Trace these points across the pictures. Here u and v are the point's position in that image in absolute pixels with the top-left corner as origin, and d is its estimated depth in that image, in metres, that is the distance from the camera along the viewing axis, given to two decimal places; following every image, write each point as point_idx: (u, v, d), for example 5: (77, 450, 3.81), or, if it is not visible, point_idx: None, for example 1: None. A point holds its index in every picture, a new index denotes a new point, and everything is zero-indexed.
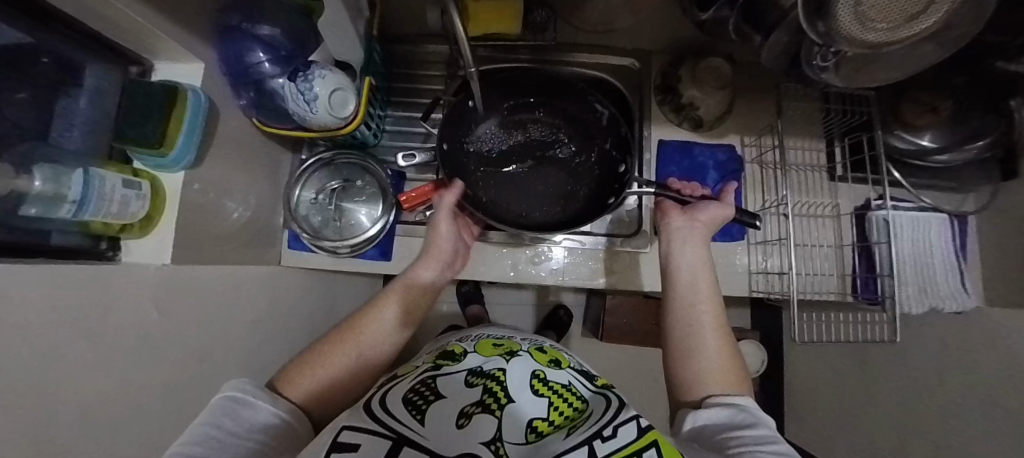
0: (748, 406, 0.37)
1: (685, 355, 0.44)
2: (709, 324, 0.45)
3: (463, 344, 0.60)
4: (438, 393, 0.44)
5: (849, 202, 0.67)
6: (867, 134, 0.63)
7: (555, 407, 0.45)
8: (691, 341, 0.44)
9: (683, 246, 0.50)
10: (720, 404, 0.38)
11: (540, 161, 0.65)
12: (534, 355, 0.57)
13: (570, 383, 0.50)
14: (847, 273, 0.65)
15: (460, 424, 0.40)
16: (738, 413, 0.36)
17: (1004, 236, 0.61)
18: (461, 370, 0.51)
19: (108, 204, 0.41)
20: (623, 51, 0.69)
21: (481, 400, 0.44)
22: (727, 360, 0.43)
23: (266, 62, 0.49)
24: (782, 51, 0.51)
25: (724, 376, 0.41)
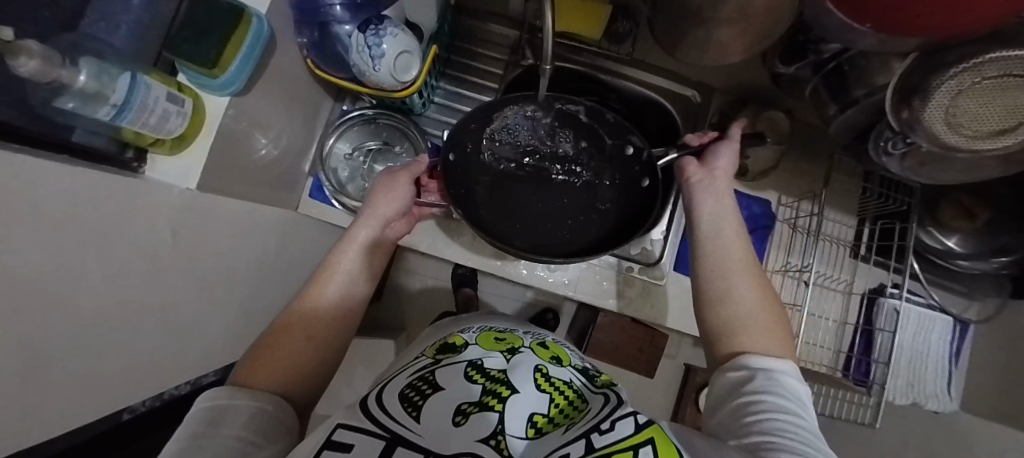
0: (775, 367, 0.32)
1: (716, 307, 0.39)
2: (742, 277, 0.40)
3: (464, 335, 0.53)
4: (435, 386, 0.39)
5: (863, 282, 0.68)
6: (901, 224, 0.62)
7: (556, 404, 0.40)
8: (727, 297, 0.39)
9: (707, 200, 0.46)
10: (740, 367, 0.34)
11: (567, 187, 0.62)
12: (537, 351, 0.51)
13: (572, 381, 0.45)
14: (843, 351, 0.67)
15: (455, 421, 0.34)
16: (760, 379, 0.32)
17: (996, 349, 0.63)
18: (460, 361, 0.45)
19: (146, 116, 0.39)
20: (688, 81, 0.67)
21: (480, 400, 0.38)
22: (768, 323, 0.37)
23: (337, 6, 0.46)
24: (853, 125, 0.51)
25: (766, 341, 0.36)
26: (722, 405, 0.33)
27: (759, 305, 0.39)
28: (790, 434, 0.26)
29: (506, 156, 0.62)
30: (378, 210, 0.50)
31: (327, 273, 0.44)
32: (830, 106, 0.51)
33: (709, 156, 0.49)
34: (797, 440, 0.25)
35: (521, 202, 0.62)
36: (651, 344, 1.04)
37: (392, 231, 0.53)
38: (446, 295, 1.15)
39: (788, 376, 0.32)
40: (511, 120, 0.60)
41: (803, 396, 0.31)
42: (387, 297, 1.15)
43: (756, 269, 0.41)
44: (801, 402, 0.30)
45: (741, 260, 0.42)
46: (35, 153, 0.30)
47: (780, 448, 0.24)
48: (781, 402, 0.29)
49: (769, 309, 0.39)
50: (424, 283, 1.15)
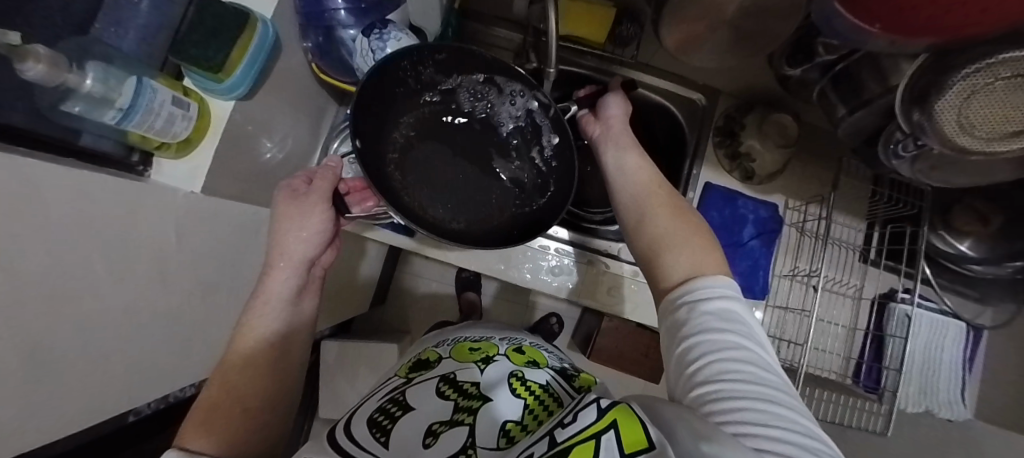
0: (704, 289, 0.32)
1: (641, 236, 0.40)
2: (655, 203, 0.41)
3: (439, 350, 0.54)
4: (406, 407, 0.40)
5: (874, 287, 0.67)
6: (911, 228, 0.61)
7: (530, 410, 0.39)
8: (641, 228, 0.41)
9: (612, 152, 0.47)
10: (675, 299, 0.34)
11: (482, 157, 0.57)
12: (512, 356, 0.51)
13: (548, 383, 0.45)
14: (853, 357, 0.65)
15: (424, 443, 0.35)
16: (695, 310, 0.31)
17: (1014, 357, 0.61)
18: (432, 377, 0.46)
19: (152, 119, 0.39)
20: (694, 84, 0.67)
21: (451, 417, 0.38)
22: (690, 232, 0.38)
23: (342, 10, 0.47)
24: (864, 128, 0.50)
25: (694, 252, 0.36)
26: (666, 342, 0.33)
27: (674, 222, 0.39)
28: (732, 372, 0.26)
29: (404, 129, 0.54)
30: (291, 255, 0.44)
31: (245, 331, 0.41)
32: (839, 107, 0.50)
33: (600, 108, 0.51)
34: (739, 378, 0.26)
35: (436, 179, 0.55)
36: (657, 349, 1.02)
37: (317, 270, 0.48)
38: (450, 298, 1.15)
39: (720, 291, 0.32)
40: (395, 86, 0.52)
41: (738, 307, 0.31)
42: (392, 299, 1.15)
43: (669, 196, 0.42)
44: (736, 319, 0.30)
45: (650, 192, 0.43)
46: (42, 158, 0.30)
47: (724, 395, 0.25)
48: (719, 332, 0.29)
49: (687, 221, 0.40)
50: (427, 286, 1.15)
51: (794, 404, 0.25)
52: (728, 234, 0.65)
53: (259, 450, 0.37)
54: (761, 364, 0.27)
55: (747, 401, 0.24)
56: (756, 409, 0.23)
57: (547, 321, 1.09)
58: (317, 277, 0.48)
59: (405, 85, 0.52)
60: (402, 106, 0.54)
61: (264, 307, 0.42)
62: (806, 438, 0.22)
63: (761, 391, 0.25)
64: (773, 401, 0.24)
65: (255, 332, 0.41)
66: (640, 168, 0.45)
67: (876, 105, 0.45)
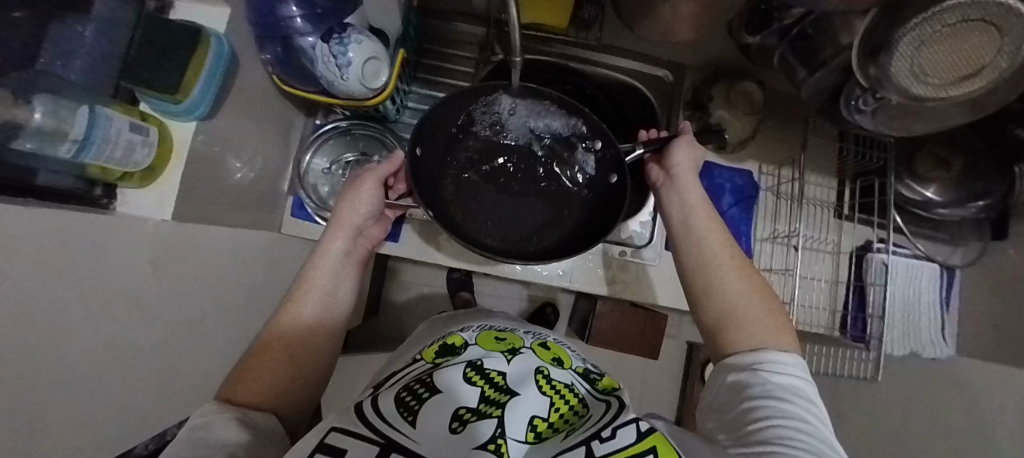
0: (780, 361, 0.32)
1: (704, 296, 0.39)
2: (725, 270, 0.39)
3: (464, 334, 0.52)
4: (433, 388, 0.37)
5: (851, 241, 0.70)
6: (878, 179, 0.64)
7: (557, 408, 0.38)
8: (708, 291, 0.38)
9: (673, 205, 0.45)
10: (740, 360, 0.33)
11: (531, 177, 0.59)
12: (537, 351, 0.50)
13: (573, 383, 0.43)
14: (838, 310, 0.67)
15: (451, 429, 0.33)
16: (762, 377, 0.31)
17: (986, 291, 0.64)
18: (459, 362, 0.43)
19: (110, 149, 0.38)
20: (660, 61, 0.68)
21: (478, 407, 0.36)
22: (769, 308, 0.37)
23: (298, 18, 0.46)
24: (825, 87, 0.51)
25: (771, 326, 0.35)
26: (723, 400, 0.33)
27: (752, 295, 0.37)
28: (798, 440, 0.26)
29: (469, 152, 0.59)
30: (348, 223, 0.47)
31: (303, 296, 0.41)
32: (798, 70, 0.52)
33: (665, 154, 0.49)
34: (807, 449, 0.25)
35: (485, 201, 0.58)
36: (652, 326, 1.04)
37: (363, 242, 0.49)
38: (445, 300, 1.14)
39: (794, 370, 0.31)
40: (468, 112, 0.57)
41: (811, 392, 0.31)
42: (385, 308, 1.14)
43: (741, 257, 0.41)
44: (808, 400, 0.29)
45: (720, 256, 0.40)
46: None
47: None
48: (781, 401, 0.29)
49: (763, 298, 0.38)
50: (422, 290, 1.15)
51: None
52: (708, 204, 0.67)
53: (297, 406, 0.35)
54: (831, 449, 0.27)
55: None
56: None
57: (543, 312, 1.09)
58: (363, 249, 0.49)
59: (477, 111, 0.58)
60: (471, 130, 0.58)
61: (328, 270, 0.43)
62: None
63: None
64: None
65: (313, 290, 0.41)
66: (714, 230, 0.42)
67: (833, 65, 0.46)
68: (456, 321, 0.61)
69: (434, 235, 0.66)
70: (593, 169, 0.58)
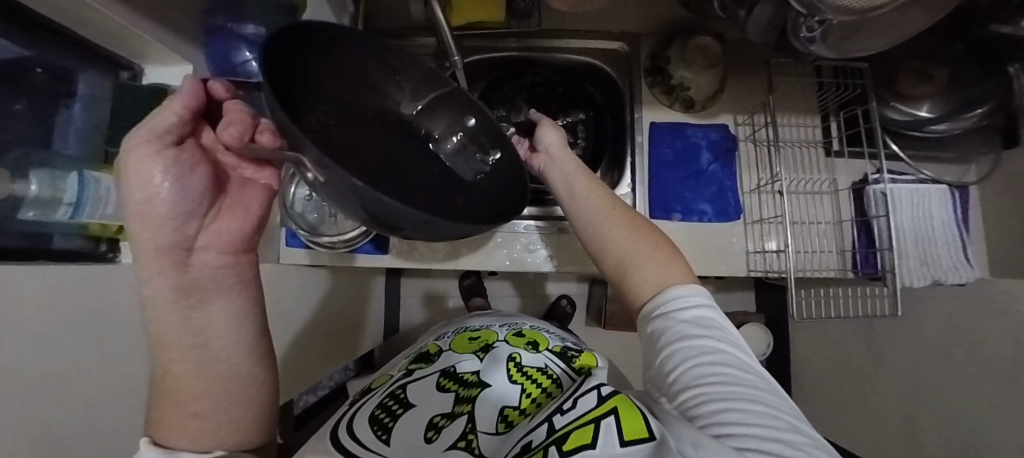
0: (679, 297, 0.36)
1: (605, 257, 0.42)
2: (612, 225, 0.42)
3: (440, 342, 0.58)
4: (406, 404, 0.44)
5: (846, 177, 0.65)
6: (860, 107, 0.62)
7: (528, 394, 0.44)
8: (604, 248, 0.42)
9: (558, 179, 0.48)
10: (652, 311, 0.37)
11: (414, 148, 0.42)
12: (511, 340, 0.55)
13: (546, 365, 0.49)
14: (846, 249, 0.63)
15: (427, 438, 0.39)
16: (673, 319, 0.35)
17: (1008, 205, 0.60)
18: (433, 373, 0.49)
19: (104, 207, 0.41)
20: (612, 35, 0.68)
21: (452, 410, 0.42)
22: (657, 248, 0.41)
23: (252, 61, 0.50)
24: (769, 25, 0.51)
25: (663, 264, 0.39)
26: (647, 352, 0.36)
27: (641, 243, 0.41)
28: (716, 376, 0.30)
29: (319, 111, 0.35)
30: (161, 244, 0.29)
31: (174, 350, 0.30)
32: (737, 12, 0.51)
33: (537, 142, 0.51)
34: (721, 381, 0.30)
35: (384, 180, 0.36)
36: None
37: (215, 259, 0.31)
38: (461, 307, 1.16)
39: (694, 299, 0.36)
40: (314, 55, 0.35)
41: (712, 312, 0.35)
42: (406, 326, 1.17)
43: (621, 211, 0.44)
44: (711, 325, 0.34)
45: (604, 214, 0.43)
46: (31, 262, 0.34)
47: (710, 400, 0.29)
48: (694, 339, 0.33)
49: (651, 239, 0.41)
50: (437, 301, 1.17)
51: (775, 401, 0.29)
52: (685, 165, 0.65)
53: (245, 432, 0.32)
54: (738, 366, 0.31)
55: (734, 401, 0.28)
56: (745, 413, 0.27)
57: (559, 304, 1.09)
58: (214, 268, 0.31)
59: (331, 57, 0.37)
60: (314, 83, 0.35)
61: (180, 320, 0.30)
62: (784, 431, 0.26)
63: (741, 391, 0.29)
64: (756, 400, 0.28)
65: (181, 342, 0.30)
66: (591, 190, 0.45)
67: (766, 1, 0.46)
68: (442, 327, 0.68)
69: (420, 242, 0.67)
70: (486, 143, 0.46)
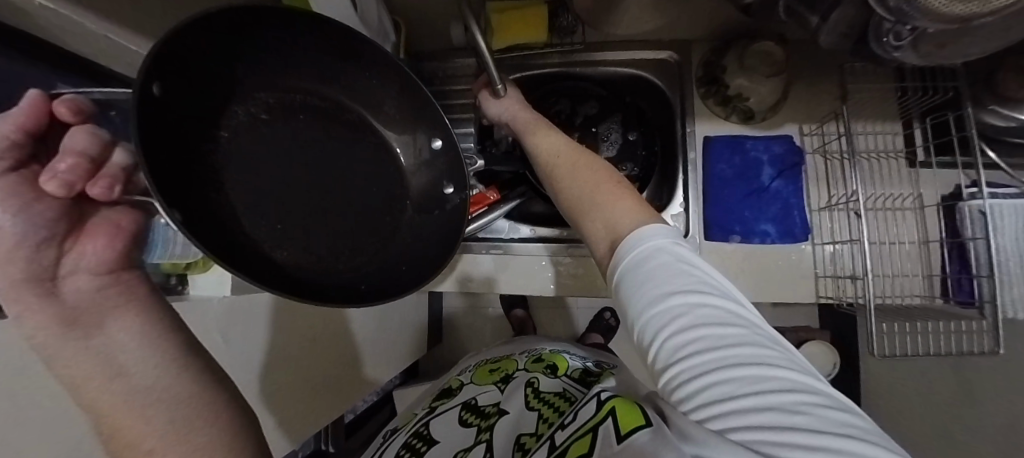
0: (641, 258, 0.34)
1: (577, 217, 0.42)
2: (583, 187, 0.42)
3: (461, 377, 0.59)
4: (430, 441, 0.45)
5: (932, 191, 0.58)
6: (951, 113, 0.54)
7: (543, 416, 0.41)
8: (576, 209, 0.42)
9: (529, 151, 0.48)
10: (619, 281, 0.35)
11: (364, 152, 0.38)
12: (530, 367, 0.54)
13: (565, 389, 0.46)
14: (934, 273, 0.56)
15: None
16: (637, 286, 0.33)
17: None
18: (454, 407, 0.50)
19: (171, 246, 0.42)
20: (660, 43, 0.64)
21: (472, 443, 0.42)
22: (622, 201, 0.39)
23: None
24: (848, 30, 0.46)
25: (630, 219, 0.37)
26: (625, 326, 0.35)
27: (607, 200, 0.39)
28: (693, 342, 0.28)
29: (257, 104, 0.32)
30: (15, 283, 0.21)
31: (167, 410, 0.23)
32: (810, 18, 0.47)
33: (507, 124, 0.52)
34: (702, 347, 0.27)
35: (285, 194, 0.32)
36: None
37: (92, 282, 0.23)
38: (502, 317, 1.16)
39: (656, 253, 0.34)
40: (266, 59, 0.32)
41: (679, 262, 0.33)
42: (448, 334, 1.18)
43: (569, 158, 0.44)
44: (679, 280, 0.31)
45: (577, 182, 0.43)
46: None
47: (692, 374, 0.27)
48: (663, 306, 0.30)
49: (618, 194, 0.40)
50: (478, 311, 1.17)
51: (762, 353, 0.26)
52: (744, 182, 0.61)
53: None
54: (719, 321, 0.29)
55: (716, 368, 0.26)
56: (728, 381, 0.25)
57: (602, 318, 1.06)
58: (92, 293, 0.23)
59: (288, 57, 0.33)
60: (272, 81, 0.33)
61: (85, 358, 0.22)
62: (774, 389, 0.24)
63: (719, 352, 0.27)
64: (743, 364, 0.26)
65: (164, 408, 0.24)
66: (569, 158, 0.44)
67: (848, 5, 0.41)
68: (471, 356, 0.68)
69: (463, 266, 0.67)
70: (433, 179, 0.41)
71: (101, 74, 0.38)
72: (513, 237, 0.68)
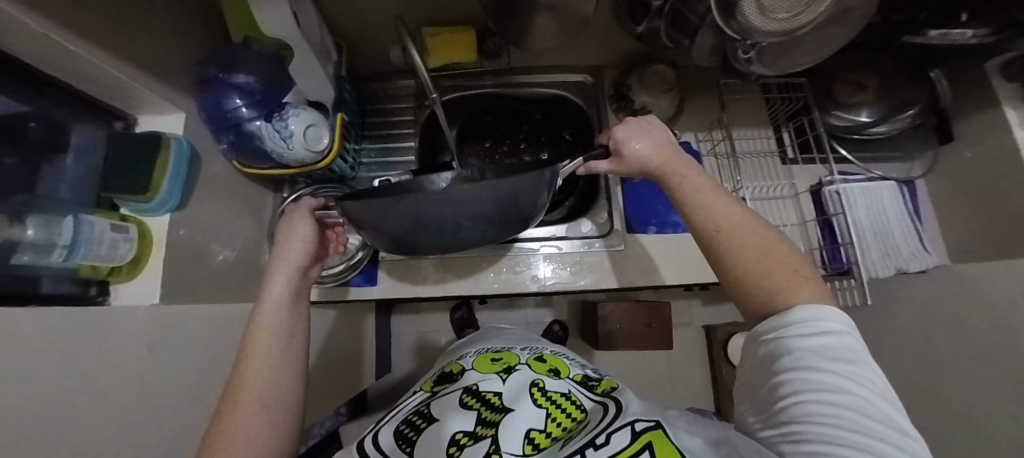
0: (801, 322, 0.32)
1: (720, 264, 0.40)
2: (734, 233, 0.39)
3: (462, 361, 0.54)
4: (430, 418, 0.41)
5: (804, 181, 0.70)
6: (806, 116, 0.68)
7: (554, 419, 0.40)
8: (723, 258, 0.39)
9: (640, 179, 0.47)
10: (763, 331, 0.35)
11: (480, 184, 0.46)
12: (533, 365, 0.50)
13: (570, 391, 0.45)
14: (814, 247, 0.67)
15: (448, 455, 0.35)
16: (784, 345, 0.33)
17: (954, 195, 0.68)
18: (455, 390, 0.46)
19: (98, 248, 0.40)
20: (578, 68, 0.74)
21: (474, 430, 0.38)
22: (786, 266, 0.37)
23: (243, 107, 0.54)
24: (714, 51, 0.58)
25: (801, 290, 0.35)
26: (756, 365, 0.36)
27: (766, 258, 0.37)
28: (827, 418, 0.29)
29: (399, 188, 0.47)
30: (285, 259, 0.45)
31: None
32: (682, 41, 0.58)
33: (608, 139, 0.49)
34: (835, 425, 0.29)
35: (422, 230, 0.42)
36: (659, 316, 0.99)
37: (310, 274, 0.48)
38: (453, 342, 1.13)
39: (823, 325, 0.32)
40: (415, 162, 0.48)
41: (843, 340, 0.31)
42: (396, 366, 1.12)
43: (745, 237, 0.39)
44: (836, 357, 0.31)
45: (716, 220, 0.40)
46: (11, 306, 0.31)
47: (815, 440, 0.29)
48: (811, 374, 0.31)
49: (774, 253, 0.38)
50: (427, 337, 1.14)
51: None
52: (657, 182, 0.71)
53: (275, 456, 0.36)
54: (864, 411, 0.29)
55: (842, 452, 0.28)
56: None
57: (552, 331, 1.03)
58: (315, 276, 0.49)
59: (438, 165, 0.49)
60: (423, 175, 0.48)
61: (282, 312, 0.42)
62: None
63: (855, 442, 0.28)
64: (880, 455, 0.27)
65: None
66: (706, 193, 0.42)
67: (706, 29, 0.53)
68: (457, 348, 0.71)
69: (409, 272, 0.69)
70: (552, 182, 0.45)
71: (22, 68, 0.38)
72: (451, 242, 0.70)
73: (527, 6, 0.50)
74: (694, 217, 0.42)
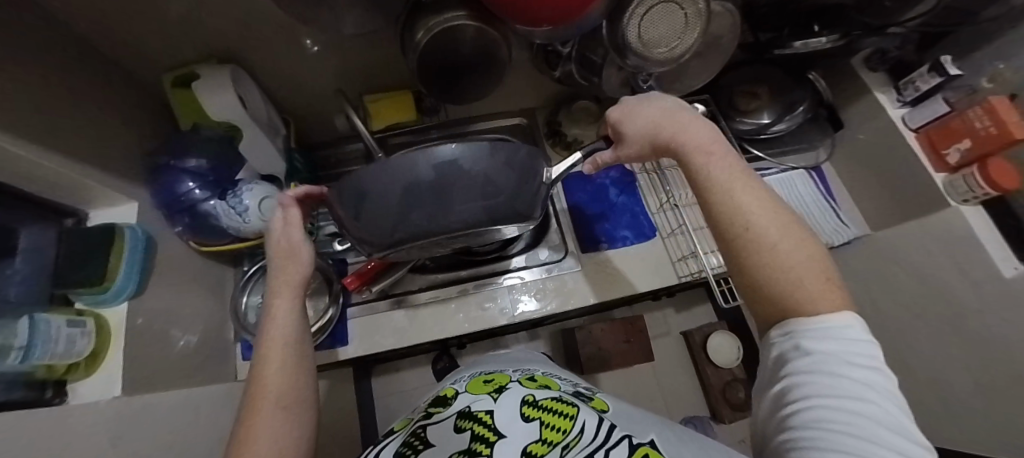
0: (819, 320, 0.27)
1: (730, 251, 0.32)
2: (760, 213, 0.31)
3: (456, 385, 0.51)
4: (427, 442, 0.39)
5: None
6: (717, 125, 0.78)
7: (547, 424, 0.38)
8: (732, 244, 0.32)
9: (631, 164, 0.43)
10: (776, 330, 0.29)
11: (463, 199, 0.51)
12: (525, 382, 0.48)
13: (562, 396, 0.43)
14: None
15: None
16: (796, 344, 0.27)
17: (850, 170, 0.78)
18: (449, 414, 0.43)
19: (55, 344, 0.40)
20: (512, 112, 0.83)
21: (469, 448, 0.37)
22: (818, 267, 0.29)
23: (194, 189, 0.56)
24: (623, 84, 0.67)
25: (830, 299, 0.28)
26: (765, 374, 0.31)
27: (798, 245, 0.30)
28: (835, 426, 0.23)
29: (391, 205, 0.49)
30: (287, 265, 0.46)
31: None
32: (593, 79, 0.66)
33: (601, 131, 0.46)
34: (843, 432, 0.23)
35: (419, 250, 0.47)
36: (635, 330, 1.03)
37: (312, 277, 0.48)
38: None
39: (842, 327, 0.26)
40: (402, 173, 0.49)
41: (867, 348, 0.26)
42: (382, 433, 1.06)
43: (773, 227, 0.31)
44: (854, 362, 0.25)
45: (735, 201, 0.32)
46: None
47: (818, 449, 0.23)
48: (824, 377, 0.25)
49: (805, 247, 0.30)
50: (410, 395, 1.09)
51: None
52: (600, 201, 0.78)
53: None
54: (885, 426, 0.23)
55: None
56: None
57: None
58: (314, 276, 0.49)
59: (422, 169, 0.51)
60: None
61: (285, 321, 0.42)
62: None
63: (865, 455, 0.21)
64: None
65: None
66: (727, 168, 0.34)
67: (609, 66, 0.62)
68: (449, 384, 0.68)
69: (379, 325, 0.69)
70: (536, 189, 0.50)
71: None
72: (418, 289, 0.72)
73: (454, 66, 0.58)
74: (715, 203, 0.33)
